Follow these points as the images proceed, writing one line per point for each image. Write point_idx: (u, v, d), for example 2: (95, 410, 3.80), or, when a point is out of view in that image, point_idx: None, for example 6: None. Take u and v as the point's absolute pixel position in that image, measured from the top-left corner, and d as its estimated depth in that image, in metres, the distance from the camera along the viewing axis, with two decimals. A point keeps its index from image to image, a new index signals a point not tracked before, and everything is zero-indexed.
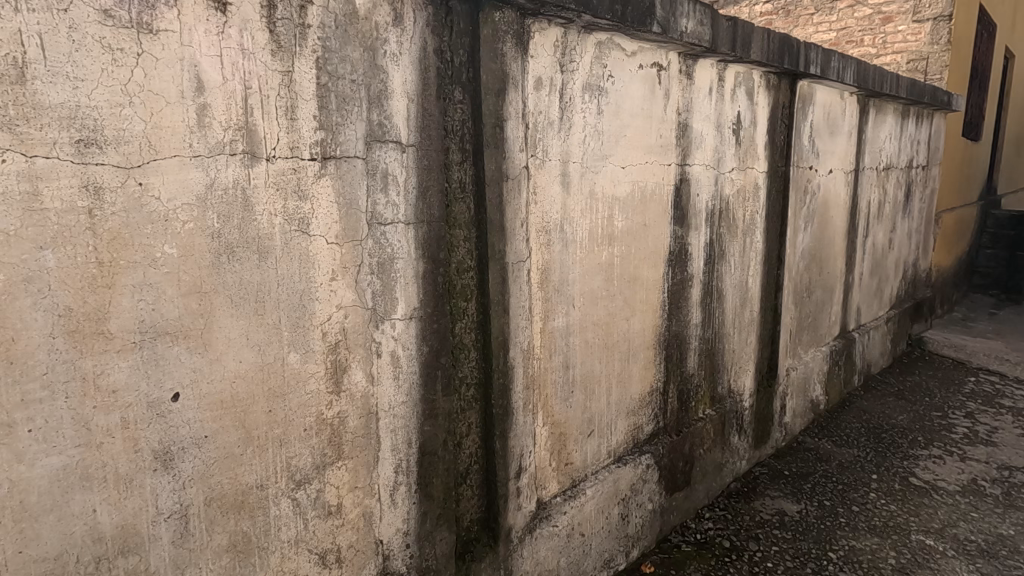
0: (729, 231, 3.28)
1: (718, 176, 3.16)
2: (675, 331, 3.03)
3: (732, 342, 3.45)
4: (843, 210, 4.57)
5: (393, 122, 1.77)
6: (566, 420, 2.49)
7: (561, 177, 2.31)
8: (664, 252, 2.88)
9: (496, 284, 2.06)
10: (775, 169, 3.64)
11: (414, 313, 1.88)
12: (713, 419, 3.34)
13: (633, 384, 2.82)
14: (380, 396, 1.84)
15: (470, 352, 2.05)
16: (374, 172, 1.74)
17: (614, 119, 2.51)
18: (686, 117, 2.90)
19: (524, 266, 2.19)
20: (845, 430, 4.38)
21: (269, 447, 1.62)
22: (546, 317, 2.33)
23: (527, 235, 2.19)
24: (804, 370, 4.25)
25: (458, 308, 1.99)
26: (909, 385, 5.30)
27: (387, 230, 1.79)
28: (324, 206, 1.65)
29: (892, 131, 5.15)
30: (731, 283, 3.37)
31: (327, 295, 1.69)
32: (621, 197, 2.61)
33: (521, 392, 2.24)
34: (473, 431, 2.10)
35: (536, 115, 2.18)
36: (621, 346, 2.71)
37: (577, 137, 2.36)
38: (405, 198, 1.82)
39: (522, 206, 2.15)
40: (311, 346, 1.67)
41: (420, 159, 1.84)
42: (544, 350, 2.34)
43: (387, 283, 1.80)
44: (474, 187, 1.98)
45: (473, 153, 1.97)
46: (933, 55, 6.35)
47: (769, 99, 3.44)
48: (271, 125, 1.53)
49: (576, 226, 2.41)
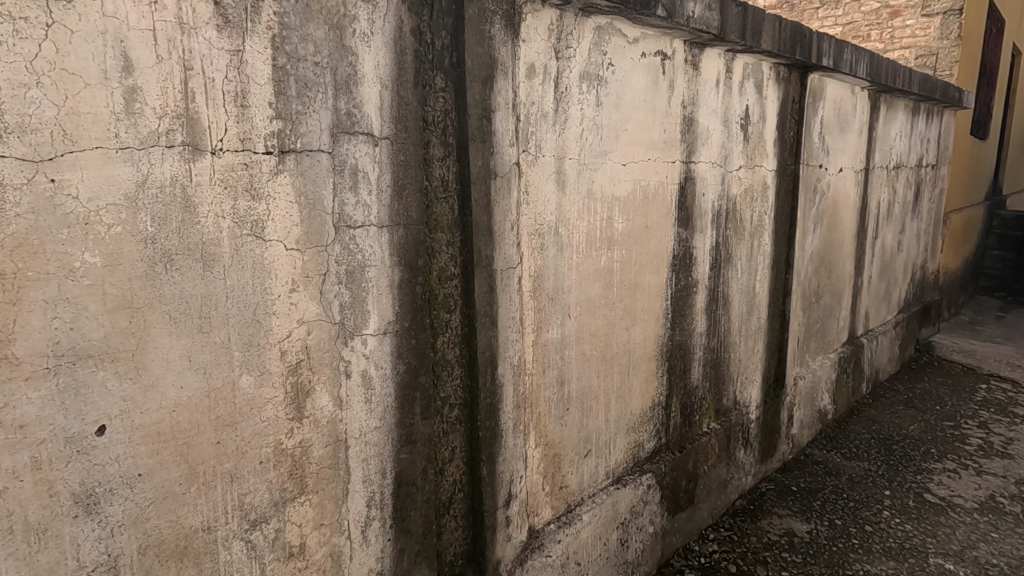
0: (736, 233, 3.08)
1: (725, 174, 2.95)
2: (679, 340, 2.82)
3: (738, 351, 3.24)
4: (852, 210, 4.37)
5: (364, 112, 1.56)
6: (561, 440, 2.28)
7: (556, 174, 2.10)
8: (667, 256, 2.67)
9: (482, 293, 1.85)
10: (785, 167, 3.43)
11: (389, 327, 1.67)
12: (718, 433, 3.14)
13: (634, 398, 2.61)
14: (350, 422, 1.63)
15: (453, 370, 1.84)
16: (341, 168, 1.53)
17: (614, 112, 2.30)
18: (692, 111, 2.68)
19: (514, 274, 1.98)
20: (854, 441, 4.18)
21: (217, 484, 1.41)
22: (539, 328, 2.12)
23: (518, 239, 1.98)
24: (811, 378, 4.05)
25: (439, 321, 1.78)
26: (919, 393, 5.10)
27: (357, 233, 1.58)
28: (282, 207, 1.44)
29: (902, 128, 4.94)
30: (737, 288, 3.16)
31: (286, 309, 1.47)
32: (622, 197, 2.40)
33: (511, 412, 2.03)
34: (457, 458, 1.90)
35: (528, 106, 1.96)
36: (621, 358, 2.50)
37: (574, 130, 2.15)
38: (378, 198, 1.60)
39: (513, 206, 1.94)
40: (267, 367, 1.46)
41: (395, 154, 1.63)
42: (536, 365, 2.13)
43: (357, 294, 1.59)
44: (458, 186, 1.77)
45: (456, 147, 1.76)
46: (942, 50, 6.15)
47: (778, 92, 3.23)
48: (216, 113, 1.32)
49: (572, 228, 2.20)
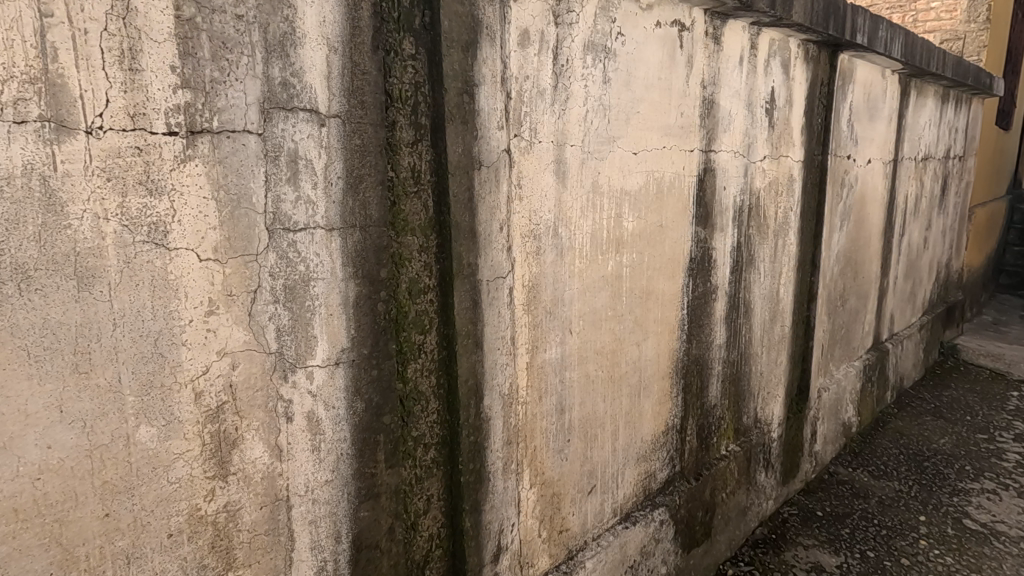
0: (759, 232, 2.74)
1: (748, 165, 2.60)
2: (696, 355, 2.48)
3: (759, 363, 2.90)
4: (880, 205, 4.01)
5: (307, 82, 1.20)
6: (561, 477, 1.94)
7: (555, 163, 1.76)
8: (684, 259, 2.33)
9: (462, 309, 1.51)
10: (812, 158, 3.07)
11: (343, 356, 1.32)
12: (737, 456, 2.80)
13: (645, 423, 2.27)
14: (292, 476, 1.29)
15: (428, 403, 1.50)
16: (275, 155, 1.19)
17: (623, 91, 1.95)
18: (713, 91, 2.33)
19: (505, 284, 1.64)
20: (881, 458, 3.83)
21: (109, 569, 1.08)
22: (535, 348, 1.78)
23: (509, 243, 1.64)
24: (836, 390, 3.71)
25: (410, 345, 1.43)
26: (947, 401, 4.75)
27: (298, 238, 1.23)
28: (194, 205, 1.10)
29: (931, 116, 4.57)
30: (759, 294, 2.82)
31: (201, 338, 1.13)
32: (633, 191, 2.05)
33: (500, 450, 1.69)
34: (434, 509, 1.56)
35: (521, 81, 1.62)
36: (630, 378, 2.16)
37: (576, 111, 1.80)
38: (325, 192, 1.26)
39: (502, 203, 1.60)
40: (175, 413, 1.12)
41: (350, 137, 1.28)
42: (532, 392, 1.79)
43: (300, 315, 1.25)
44: (433, 178, 1.43)
45: (430, 129, 1.41)
46: (970, 34, 5.77)
47: (807, 73, 2.88)
48: (93, 78, 0.97)
49: (575, 228, 1.85)
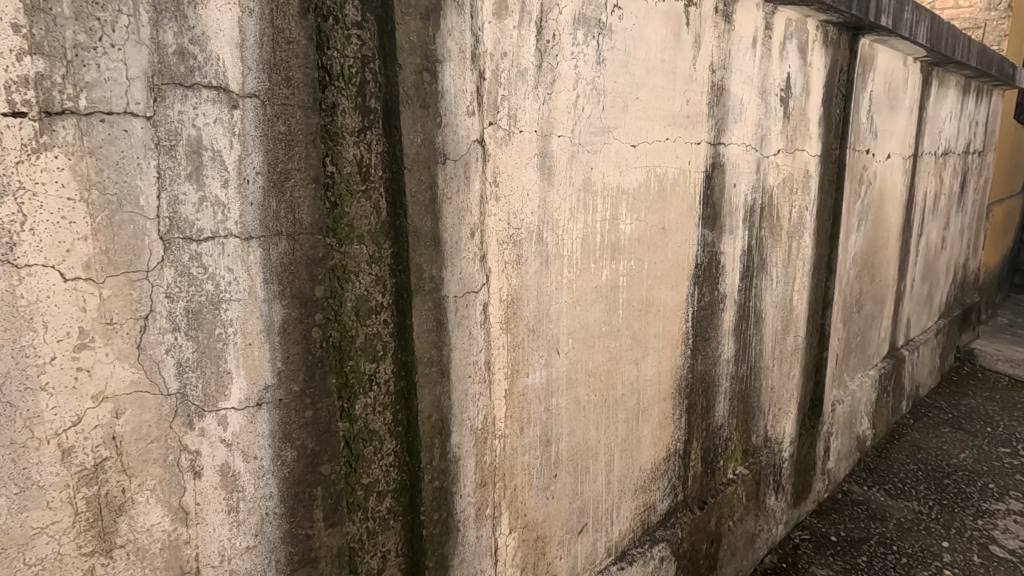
0: (772, 234, 2.48)
1: (761, 161, 2.34)
2: (701, 371, 2.22)
3: (770, 378, 2.65)
4: (898, 203, 3.73)
5: (213, 52, 0.95)
6: (546, 518, 1.69)
7: (540, 156, 1.50)
8: (689, 266, 2.07)
9: (422, 333, 1.26)
10: (830, 152, 2.80)
11: (268, 394, 1.07)
12: (746, 480, 2.55)
13: (644, 451, 2.01)
14: (203, 544, 1.04)
15: (383, 444, 1.24)
16: (170, 144, 0.93)
17: (620, 74, 1.69)
18: (722, 77, 2.07)
19: (478, 300, 1.38)
20: (898, 475, 3.58)
21: None
22: (515, 373, 1.53)
23: (483, 250, 1.38)
24: (850, 402, 3.45)
25: (359, 377, 1.18)
26: (966, 411, 4.49)
27: (204, 249, 0.98)
28: (54, 207, 0.84)
29: (952, 108, 4.29)
30: (771, 301, 2.57)
31: (68, 380, 0.88)
32: (631, 189, 1.79)
33: (472, 494, 1.44)
34: (391, 568, 1.31)
35: (497, 59, 1.35)
36: (626, 401, 1.90)
37: (565, 96, 1.54)
38: (239, 191, 1.00)
39: (473, 203, 1.34)
40: (34, 476, 0.87)
41: (273, 123, 1.03)
42: (511, 423, 1.54)
43: (208, 346, 1.00)
44: (386, 175, 1.18)
45: (381, 115, 1.15)
46: (990, 23, 5.47)
47: (825, 58, 2.61)
48: None
49: (562, 232, 1.59)
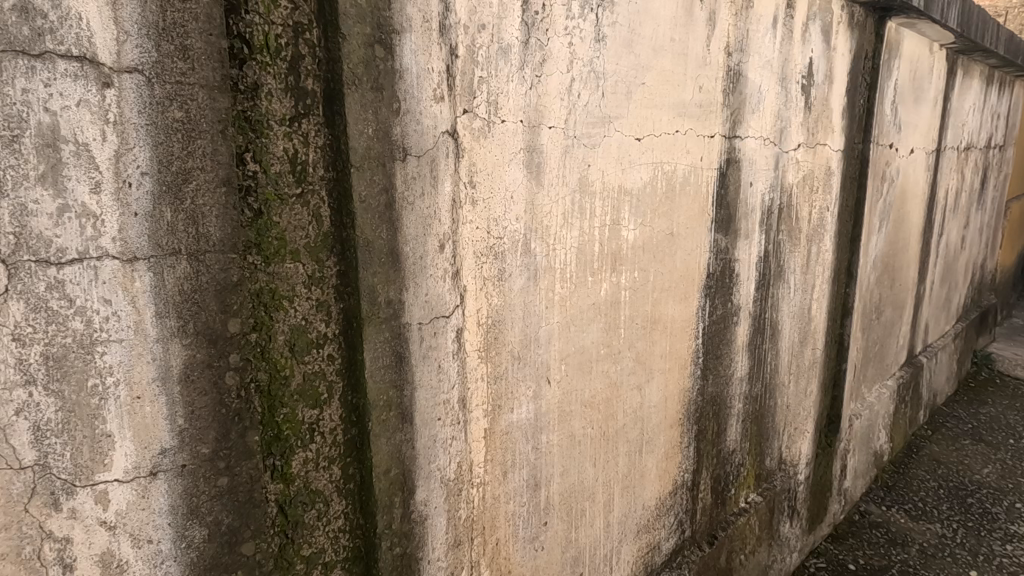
0: (790, 237, 2.24)
1: (779, 156, 2.09)
2: (712, 394, 1.98)
3: (786, 395, 2.41)
4: (920, 200, 3.48)
5: (72, 10, 0.70)
6: (535, 572, 1.45)
7: (526, 151, 1.25)
8: (699, 275, 1.82)
9: (377, 370, 1.02)
10: (852, 146, 2.55)
11: (169, 458, 0.83)
12: (759, 509, 2.31)
13: (648, 486, 1.78)
14: None
15: (329, 507, 1.01)
16: (9, 131, 0.68)
17: (623, 56, 1.44)
18: (739, 61, 1.82)
19: (449, 327, 1.14)
20: (918, 493, 3.34)
21: None
22: (496, 410, 1.28)
23: (456, 266, 1.14)
24: (868, 416, 3.21)
25: (295, 428, 0.94)
26: (987, 421, 4.25)
27: (68, 274, 0.73)
28: None
29: (976, 100, 4.03)
30: (788, 312, 2.32)
31: None
32: (634, 189, 1.54)
33: (443, 557, 1.20)
34: None
35: (473, 32, 1.10)
36: (628, 431, 1.66)
37: (557, 79, 1.29)
38: (116, 197, 0.76)
39: (443, 209, 1.09)
40: None
41: (164, 107, 0.78)
42: (492, 468, 1.29)
43: (78, 404, 0.75)
44: (329, 174, 0.93)
45: (321, 99, 0.91)
46: (1011, 11, 5.21)
47: (850, 43, 2.35)
48: None
49: (554, 241, 1.35)
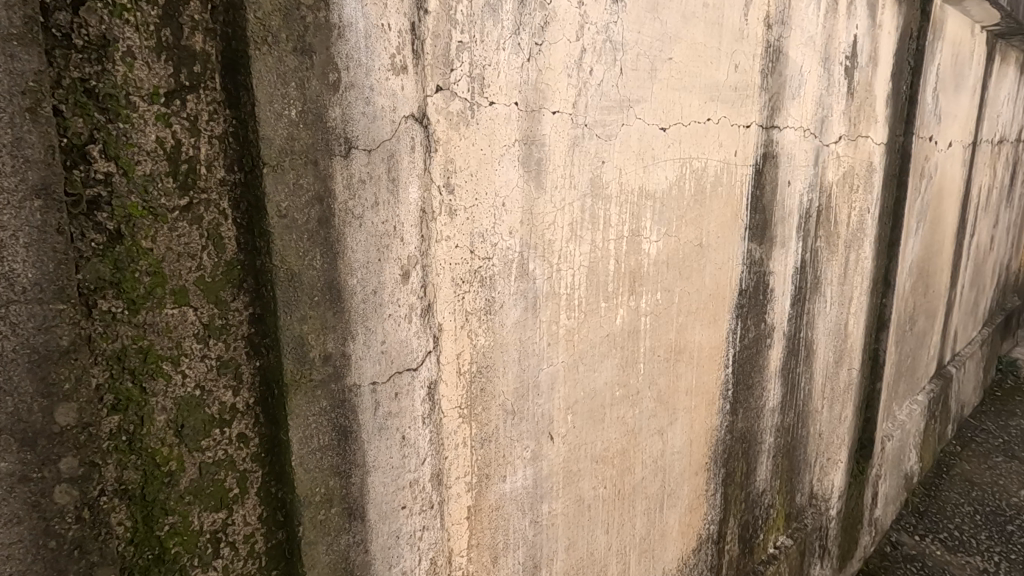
0: (829, 244, 1.94)
1: (820, 150, 1.78)
2: (742, 430, 1.69)
3: (819, 422, 2.12)
4: (956, 198, 3.18)
5: None
6: None
7: (522, 144, 0.95)
8: (731, 293, 1.52)
9: (310, 456, 0.71)
10: (893, 139, 2.25)
11: None
12: (790, 554, 2.02)
13: (669, 546, 1.48)
14: None
15: None
16: None
17: (647, 22, 1.13)
18: (780, 35, 1.51)
19: (418, 383, 0.84)
20: (952, 520, 3.05)
21: None
22: (484, 481, 0.98)
23: (426, 300, 0.83)
24: (900, 436, 2.91)
25: (188, 542, 0.66)
26: (1018, 436, 3.95)
27: None
28: None
29: (1011, 89, 3.72)
30: (825, 328, 2.02)
31: None
32: (658, 192, 1.24)
33: None
34: None
35: None
36: (647, 485, 1.37)
37: (564, 49, 0.99)
38: None
39: (407, 224, 0.79)
40: None
41: None
42: (478, 555, 1.00)
43: None
44: (233, 177, 0.65)
45: (218, 67, 0.63)
46: None
47: (896, 19, 2.04)
48: None
49: (559, 260, 1.05)
